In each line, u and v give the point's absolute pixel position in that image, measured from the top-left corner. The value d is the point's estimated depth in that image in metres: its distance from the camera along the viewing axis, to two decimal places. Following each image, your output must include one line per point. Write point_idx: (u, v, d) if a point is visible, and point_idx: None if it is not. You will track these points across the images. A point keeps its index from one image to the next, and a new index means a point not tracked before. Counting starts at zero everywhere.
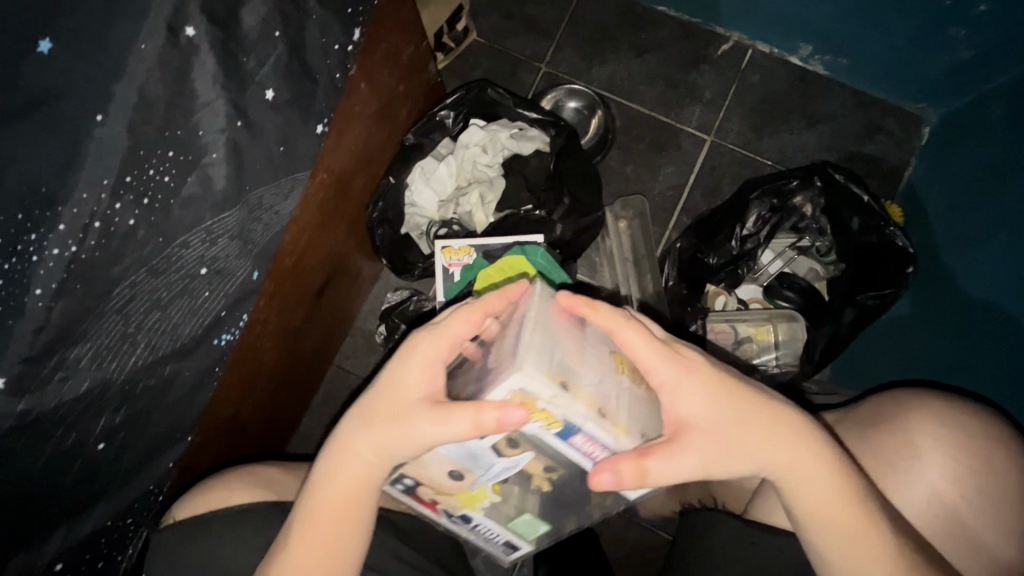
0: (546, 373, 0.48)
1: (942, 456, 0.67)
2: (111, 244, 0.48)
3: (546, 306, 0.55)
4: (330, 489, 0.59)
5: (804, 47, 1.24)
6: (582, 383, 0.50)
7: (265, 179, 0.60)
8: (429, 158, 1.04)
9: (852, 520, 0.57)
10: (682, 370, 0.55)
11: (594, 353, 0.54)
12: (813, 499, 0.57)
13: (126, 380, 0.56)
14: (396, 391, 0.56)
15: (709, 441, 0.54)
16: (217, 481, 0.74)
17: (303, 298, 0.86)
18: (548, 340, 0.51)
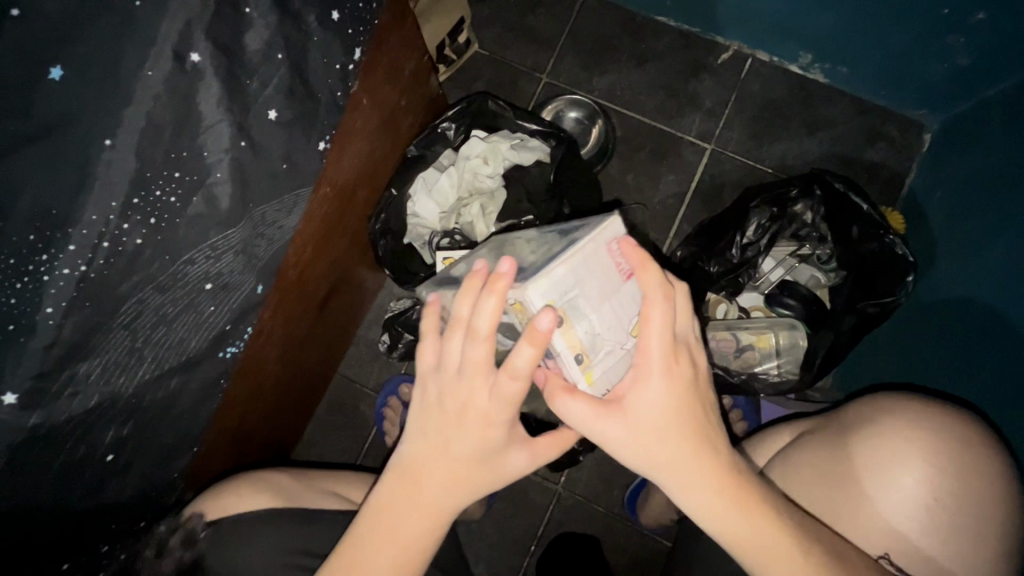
0: (548, 301, 0.55)
1: (917, 459, 0.67)
2: (119, 262, 0.50)
3: (605, 245, 0.58)
4: (397, 527, 0.56)
5: (803, 55, 1.25)
6: (578, 325, 0.56)
7: (268, 196, 0.62)
8: (431, 170, 1.07)
9: (743, 547, 0.54)
10: (665, 371, 0.52)
11: (618, 308, 0.58)
12: (710, 519, 0.54)
13: (134, 394, 0.57)
14: (485, 437, 0.54)
15: (635, 431, 0.53)
16: (233, 483, 0.75)
17: (307, 309, 0.87)
18: (576, 275, 0.56)
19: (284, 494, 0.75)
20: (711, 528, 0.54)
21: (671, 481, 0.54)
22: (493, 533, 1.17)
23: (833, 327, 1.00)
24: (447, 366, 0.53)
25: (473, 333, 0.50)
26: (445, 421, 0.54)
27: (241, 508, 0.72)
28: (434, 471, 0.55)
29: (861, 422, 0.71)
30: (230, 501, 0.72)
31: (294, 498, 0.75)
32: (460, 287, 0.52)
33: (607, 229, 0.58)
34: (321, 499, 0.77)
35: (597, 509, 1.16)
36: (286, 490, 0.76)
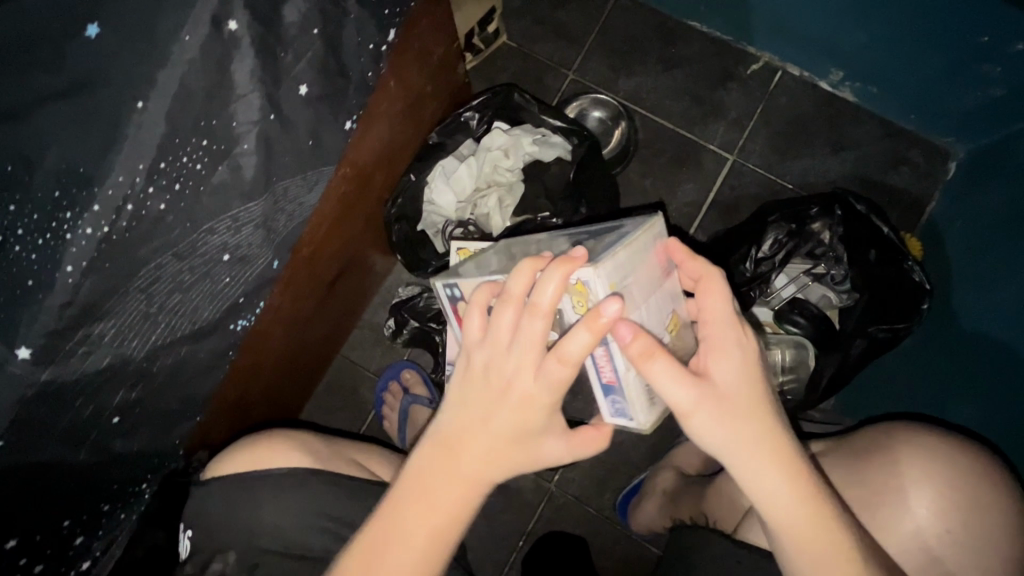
0: (610, 284, 0.55)
1: (928, 488, 0.66)
2: (140, 226, 0.50)
3: (654, 241, 0.61)
4: (433, 496, 0.56)
5: (835, 72, 1.24)
6: (630, 313, 0.57)
7: (291, 171, 0.61)
8: (451, 157, 1.05)
9: (803, 531, 0.55)
10: (741, 344, 0.56)
11: (659, 301, 0.61)
12: (772, 499, 0.55)
13: (145, 358, 0.57)
14: (525, 417, 0.55)
15: (716, 397, 0.54)
16: (273, 437, 0.77)
17: (316, 287, 0.87)
18: (632, 263, 0.58)
19: (316, 455, 0.77)
20: (772, 509, 0.55)
21: (739, 457, 0.55)
22: (483, 525, 1.17)
23: (841, 352, 1.02)
24: (497, 338, 0.54)
25: (533, 308, 0.51)
26: (481, 392, 0.56)
27: (275, 463, 0.74)
28: (467, 447, 0.56)
29: (875, 445, 0.71)
30: (266, 456, 0.74)
31: (325, 461, 0.76)
32: (519, 265, 0.54)
33: (657, 223, 0.61)
34: (348, 466, 0.78)
35: (588, 510, 1.16)
36: (318, 451, 0.78)
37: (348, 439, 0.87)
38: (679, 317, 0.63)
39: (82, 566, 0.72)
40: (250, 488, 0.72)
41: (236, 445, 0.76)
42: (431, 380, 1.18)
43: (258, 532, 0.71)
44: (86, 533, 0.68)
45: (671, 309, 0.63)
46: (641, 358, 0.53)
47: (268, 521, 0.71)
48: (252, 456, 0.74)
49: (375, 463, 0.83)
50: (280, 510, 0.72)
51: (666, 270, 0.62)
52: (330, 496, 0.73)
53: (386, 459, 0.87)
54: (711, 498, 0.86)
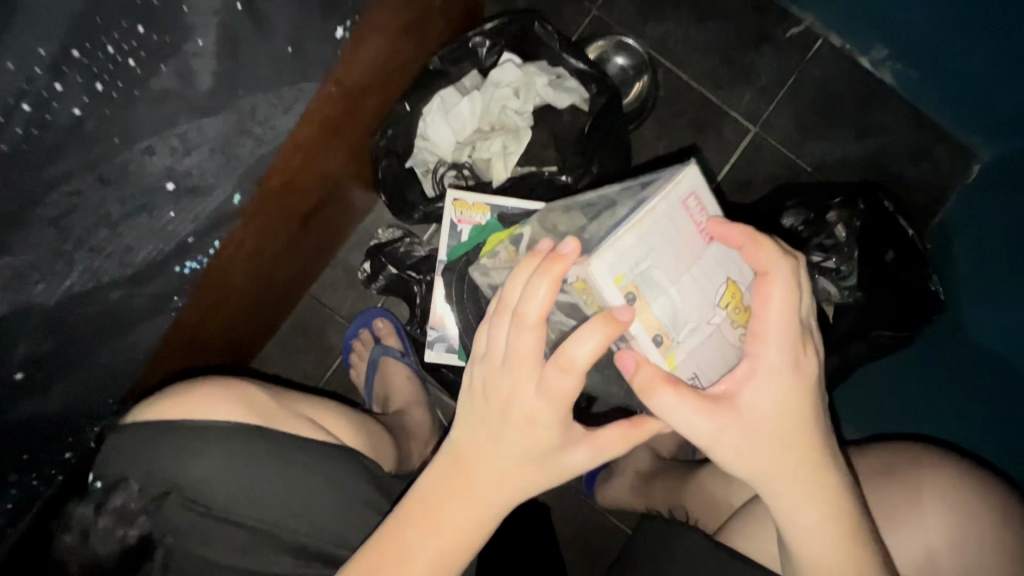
0: (617, 278, 0.48)
1: (949, 510, 0.62)
2: (45, 138, 0.37)
3: (681, 202, 0.51)
4: (444, 520, 0.52)
5: (878, 49, 1.13)
6: (654, 301, 0.49)
7: (262, 87, 0.48)
8: (451, 89, 0.92)
9: (833, 569, 0.50)
10: (790, 364, 0.48)
11: (700, 279, 0.51)
12: (803, 531, 0.50)
13: (59, 306, 0.45)
14: (534, 438, 0.49)
15: (749, 426, 0.48)
16: (213, 385, 0.68)
17: (287, 223, 0.76)
18: (648, 242, 0.49)
19: (263, 410, 0.68)
20: (802, 544, 0.51)
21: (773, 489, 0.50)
22: None
23: (842, 352, 0.97)
24: (493, 354, 0.48)
25: (520, 319, 0.45)
26: (491, 417, 0.50)
27: (216, 416, 0.65)
28: (484, 467, 0.51)
29: (889, 467, 0.66)
30: (204, 407, 0.65)
31: (271, 418, 0.68)
32: (512, 270, 0.47)
33: (680, 182, 0.51)
34: (299, 424, 0.69)
35: (555, 479, 1.13)
36: (263, 405, 0.69)
37: (299, 393, 0.77)
38: (737, 285, 0.51)
39: None
40: (189, 452, 0.64)
41: (165, 393, 0.66)
42: (405, 332, 1.09)
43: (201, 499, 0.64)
44: None
45: (726, 279, 0.51)
46: (649, 385, 0.47)
47: (212, 484, 0.63)
48: (186, 405, 0.65)
49: (333, 425, 0.75)
50: (219, 467, 0.64)
51: (706, 240, 0.51)
52: (280, 454, 0.65)
53: (347, 420, 0.79)
54: (692, 489, 0.85)
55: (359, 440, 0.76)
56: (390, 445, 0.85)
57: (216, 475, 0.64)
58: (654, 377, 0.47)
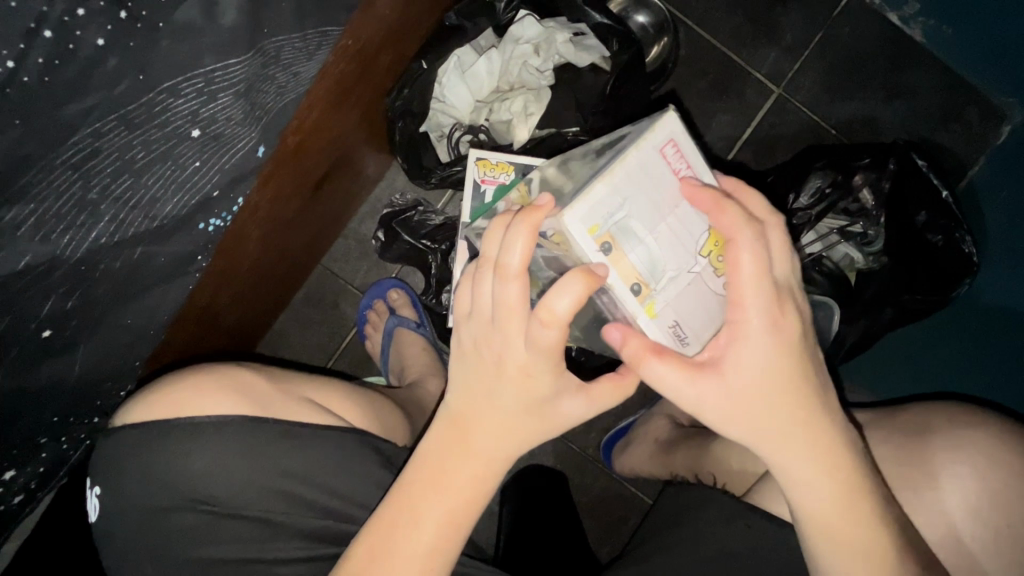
0: (591, 230, 0.45)
1: (992, 467, 0.59)
2: (66, 69, 0.35)
3: (657, 148, 0.48)
4: (450, 477, 0.51)
5: (910, 4, 1.08)
6: (632, 251, 0.46)
7: (288, 28, 0.46)
8: (468, 48, 0.88)
9: (838, 529, 0.49)
10: (768, 328, 0.46)
11: (679, 229, 0.48)
12: (807, 491, 0.49)
13: (83, 260, 0.43)
14: (528, 390, 0.48)
15: (742, 388, 0.47)
16: (201, 376, 0.62)
17: (301, 188, 0.73)
18: (625, 190, 0.46)
19: (258, 397, 0.63)
20: (808, 506, 0.50)
21: (768, 450, 0.49)
22: None
23: (870, 317, 0.96)
24: (479, 310, 0.47)
25: (501, 271, 0.44)
26: (482, 377, 0.49)
27: (206, 409, 0.60)
28: (483, 424, 0.50)
29: (925, 425, 0.64)
30: (193, 402, 0.60)
31: (266, 404, 0.62)
32: (489, 227, 0.47)
33: (655, 131, 0.48)
34: (298, 409, 0.64)
35: (570, 448, 1.12)
36: (259, 394, 0.63)
37: (299, 373, 0.71)
38: (720, 234, 0.49)
39: (14, 501, 0.59)
40: (188, 440, 0.60)
41: (153, 386, 0.61)
42: (419, 303, 1.08)
43: (210, 488, 0.60)
44: (17, 469, 0.55)
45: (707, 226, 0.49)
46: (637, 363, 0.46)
47: (215, 472, 0.60)
48: (173, 401, 0.60)
49: (337, 402, 0.69)
50: (222, 458, 0.60)
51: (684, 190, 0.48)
52: (282, 439, 0.61)
53: (353, 396, 0.73)
54: (716, 455, 0.85)
55: (367, 416, 0.70)
56: (404, 421, 0.80)
57: (217, 466, 0.60)
58: (643, 348, 0.46)
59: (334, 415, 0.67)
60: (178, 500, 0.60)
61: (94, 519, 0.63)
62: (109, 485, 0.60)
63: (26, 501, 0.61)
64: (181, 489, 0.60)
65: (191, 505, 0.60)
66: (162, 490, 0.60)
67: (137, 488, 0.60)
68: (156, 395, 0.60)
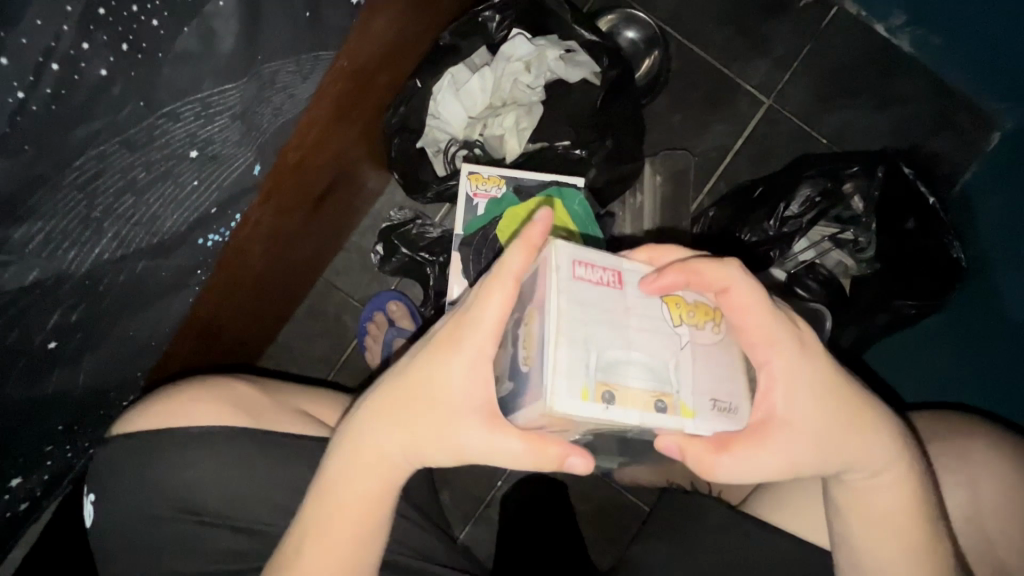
0: (582, 394, 0.37)
1: (977, 473, 0.59)
2: (72, 98, 0.37)
3: (572, 281, 0.39)
4: (348, 485, 0.48)
5: (897, 16, 1.10)
6: (630, 378, 0.39)
7: (282, 52, 0.48)
8: (462, 66, 0.91)
9: (913, 554, 0.50)
10: (798, 347, 0.45)
11: (648, 322, 0.41)
12: (882, 510, 0.50)
13: (88, 274, 0.45)
14: (427, 401, 0.44)
15: (802, 436, 0.44)
16: (195, 389, 0.63)
17: (301, 204, 0.76)
18: (581, 332, 0.38)
19: (252, 408, 0.64)
20: (879, 523, 0.50)
21: (835, 469, 0.47)
22: (461, 462, 1.14)
23: (860, 322, 0.97)
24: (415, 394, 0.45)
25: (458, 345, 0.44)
26: (411, 407, 0.45)
27: (200, 419, 0.62)
28: (379, 439, 0.46)
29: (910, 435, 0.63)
30: (187, 414, 0.62)
31: (260, 416, 0.63)
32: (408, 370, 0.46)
33: (556, 264, 0.39)
34: (294, 419, 0.65)
35: None
36: (256, 405, 0.65)
37: (298, 385, 0.73)
38: (676, 292, 0.42)
39: (21, 505, 0.61)
40: (181, 449, 0.61)
41: (150, 396, 0.63)
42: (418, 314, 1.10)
43: (207, 494, 0.62)
44: (23, 475, 0.57)
45: (658, 300, 0.42)
46: (703, 466, 0.41)
47: (212, 478, 0.62)
48: (169, 412, 0.62)
49: (334, 414, 0.70)
50: (218, 466, 0.62)
51: (615, 284, 0.41)
52: (275, 448, 0.62)
53: (348, 410, 0.74)
54: None
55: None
56: None
57: (210, 475, 0.62)
58: (704, 445, 0.41)
59: (327, 427, 0.68)
60: (175, 506, 0.62)
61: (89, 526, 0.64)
62: (110, 494, 0.62)
63: (32, 505, 0.65)
64: (176, 497, 0.62)
65: (188, 512, 0.62)
66: (157, 497, 0.61)
67: (135, 496, 0.61)
68: (152, 405, 0.61)
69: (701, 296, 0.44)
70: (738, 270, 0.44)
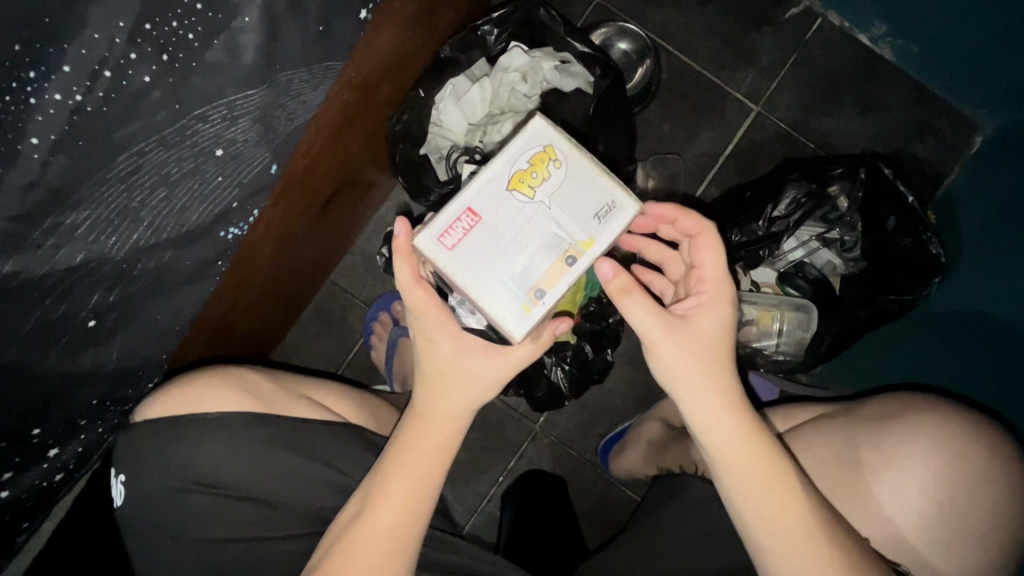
0: (525, 309, 0.54)
1: (948, 457, 0.61)
2: (120, 101, 0.43)
3: (446, 246, 0.54)
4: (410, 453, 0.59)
5: (877, 26, 1.15)
6: (540, 262, 0.54)
7: (297, 61, 0.53)
8: (462, 77, 0.96)
9: (781, 483, 0.55)
10: (719, 274, 0.59)
11: (520, 219, 0.55)
12: (744, 449, 0.56)
13: (124, 259, 0.50)
14: (456, 369, 0.58)
15: (692, 342, 0.56)
16: (215, 376, 0.68)
17: (309, 207, 0.81)
18: (489, 260, 0.54)
19: (264, 397, 0.69)
20: (744, 467, 0.55)
21: (726, 407, 0.57)
22: (463, 458, 1.17)
23: (845, 317, 0.99)
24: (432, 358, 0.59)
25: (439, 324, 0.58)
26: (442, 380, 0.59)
27: (217, 406, 0.66)
28: (431, 408, 0.60)
29: (887, 415, 0.65)
30: (206, 401, 0.66)
31: (272, 402, 0.68)
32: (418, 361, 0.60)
33: (421, 245, 0.54)
34: (304, 407, 0.70)
35: (568, 452, 1.16)
36: (267, 393, 0.69)
37: (307, 375, 0.78)
38: (512, 182, 0.55)
39: (56, 479, 0.65)
40: (199, 432, 0.65)
41: (171, 385, 0.68)
42: None
43: (220, 473, 0.66)
44: (60, 447, 0.61)
45: (505, 191, 0.55)
46: (624, 289, 0.55)
47: (223, 460, 0.66)
48: (193, 393, 0.66)
49: (339, 403, 0.75)
50: (231, 449, 0.66)
51: (474, 220, 0.54)
52: (285, 433, 0.67)
53: (354, 398, 0.78)
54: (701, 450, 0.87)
55: (366, 414, 0.76)
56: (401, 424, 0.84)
57: (225, 455, 0.66)
58: (624, 282, 0.55)
59: (332, 412, 0.72)
60: (191, 484, 0.66)
61: (117, 504, 0.68)
62: (135, 471, 0.66)
63: (67, 479, 0.67)
64: (193, 474, 0.66)
65: (203, 489, 0.66)
66: (176, 474, 0.66)
67: (157, 473, 0.66)
68: (174, 392, 0.66)
69: (529, 153, 0.56)
70: (536, 121, 0.56)
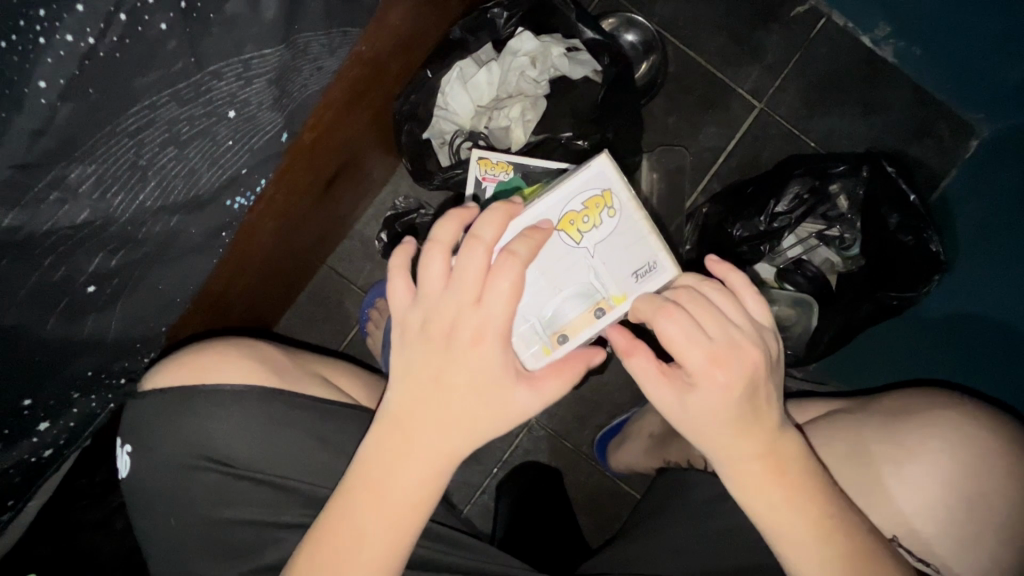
0: (544, 350, 0.58)
1: (954, 447, 0.61)
2: (134, 48, 0.41)
3: None
4: (398, 469, 0.52)
5: (881, 28, 1.15)
6: (568, 308, 0.58)
7: (318, 24, 0.52)
8: (469, 59, 0.95)
9: (802, 537, 0.51)
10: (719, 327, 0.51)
11: (562, 260, 0.58)
12: (770, 504, 0.52)
13: (129, 222, 0.49)
14: (459, 369, 0.51)
15: (704, 396, 0.50)
16: (228, 345, 0.67)
17: (314, 183, 0.79)
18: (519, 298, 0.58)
19: (277, 368, 0.67)
20: (771, 513, 0.52)
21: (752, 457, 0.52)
22: None
23: (845, 313, 1.01)
24: (434, 349, 0.51)
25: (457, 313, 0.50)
26: (442, 382, 0.51)
27: (226, 378, 0.64)
28: (421, 417, 0.52)
29: (900, 411, 0.66)
30: (218, 371, 0.64)
31: (285, 375, 0.67)
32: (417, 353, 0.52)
33: None
34: (315, 385, 0.68)
35: (565, 445, 1.15)
36: (281, 365, 0.68)
37: (313, 353, 0.77)
38: (561, 221, 0.58)
39: (43, 457, 0.62)
40: (203, 404, 0.63)
41: (179, 354, 0.66)
42: None
43: (220, 449, 0.64)
44: (51, 421, 0.59)
45: (554, 229, 0.58)
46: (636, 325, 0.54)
47: (226, 435, 0.64)
48: (199, 364, 0.64)
49: (348, 383, 0.74)
50: (235, 423, 0.64)
51: None
52: (291, 411, 0.64)
53: (360, 377, 0.78)
54: None
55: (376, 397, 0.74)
56: None
57: (236, 430, 0.64)
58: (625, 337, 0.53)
59: (343, 392, 0.71)
60: (190, 459, 0.64)
61: (123, 476, 0.67)
62: (138, 446, 0.65)
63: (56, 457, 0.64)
64: (204, 452, 0.64)
65: (201, 468, 0.64)
66: (185, 449, 0.64)
67: (160, 444, 0.64)
68: (180, 360, 0.64)
69: (586, 196, 0.58)
70: (601, 164, 0.58)
